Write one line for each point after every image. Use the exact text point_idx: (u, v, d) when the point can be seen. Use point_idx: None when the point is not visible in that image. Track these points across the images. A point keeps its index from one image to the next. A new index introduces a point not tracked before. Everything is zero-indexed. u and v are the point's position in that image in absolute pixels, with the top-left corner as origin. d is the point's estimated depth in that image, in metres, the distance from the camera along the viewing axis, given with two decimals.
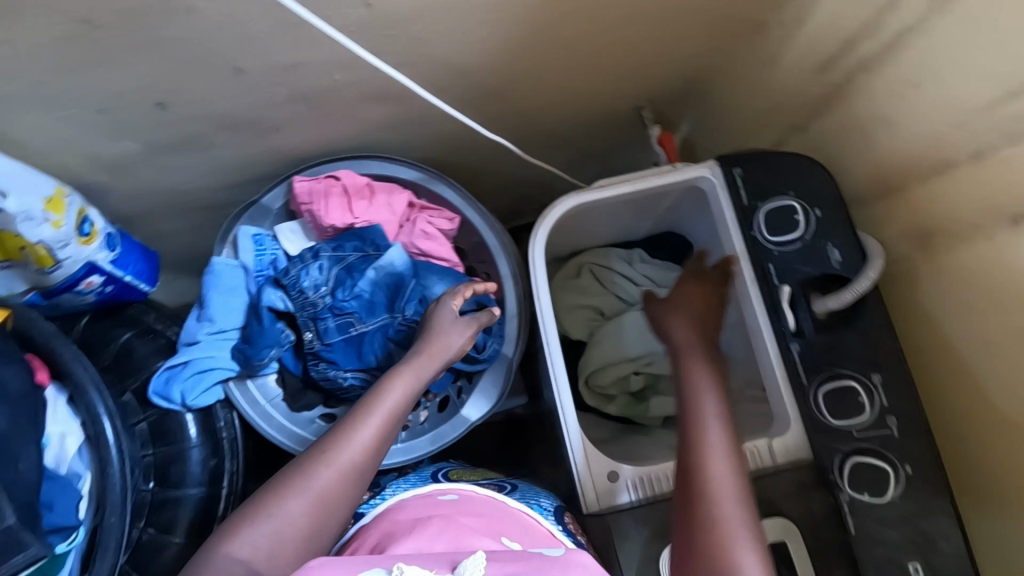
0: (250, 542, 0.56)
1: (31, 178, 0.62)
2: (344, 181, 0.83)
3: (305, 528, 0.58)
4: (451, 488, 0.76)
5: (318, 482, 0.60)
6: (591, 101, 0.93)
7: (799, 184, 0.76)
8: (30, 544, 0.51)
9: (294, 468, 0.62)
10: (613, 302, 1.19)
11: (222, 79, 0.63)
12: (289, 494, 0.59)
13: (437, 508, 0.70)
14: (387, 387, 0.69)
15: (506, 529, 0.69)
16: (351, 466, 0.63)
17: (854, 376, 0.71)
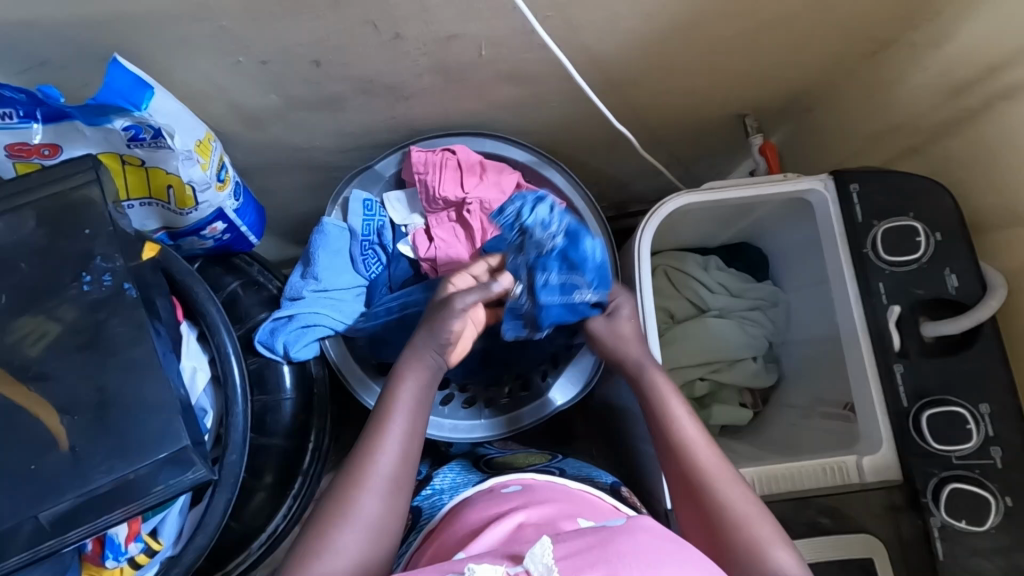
0: None
1: (189, 119, 0.63)
2: (459, 155, 0.84)
3: (364, 555, 0.57)
4: (513, 479, 0.68)
5: (365, 509, 0.59)
6: (701, 104, 0.93)
7: (921, 208, 0.77)
8: (199, 465, 0.48)
9: (332, 502, 0.60)
10: (685, 307, 1.17)
11: (382, 42, 0.65)
12: (339, 528, 0.58)
13: (505, 502, 0.63)
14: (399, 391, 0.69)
15: (582, 512, 0.62)
16: (386, 480, 0.62)
17: (960, 404, 0.72)
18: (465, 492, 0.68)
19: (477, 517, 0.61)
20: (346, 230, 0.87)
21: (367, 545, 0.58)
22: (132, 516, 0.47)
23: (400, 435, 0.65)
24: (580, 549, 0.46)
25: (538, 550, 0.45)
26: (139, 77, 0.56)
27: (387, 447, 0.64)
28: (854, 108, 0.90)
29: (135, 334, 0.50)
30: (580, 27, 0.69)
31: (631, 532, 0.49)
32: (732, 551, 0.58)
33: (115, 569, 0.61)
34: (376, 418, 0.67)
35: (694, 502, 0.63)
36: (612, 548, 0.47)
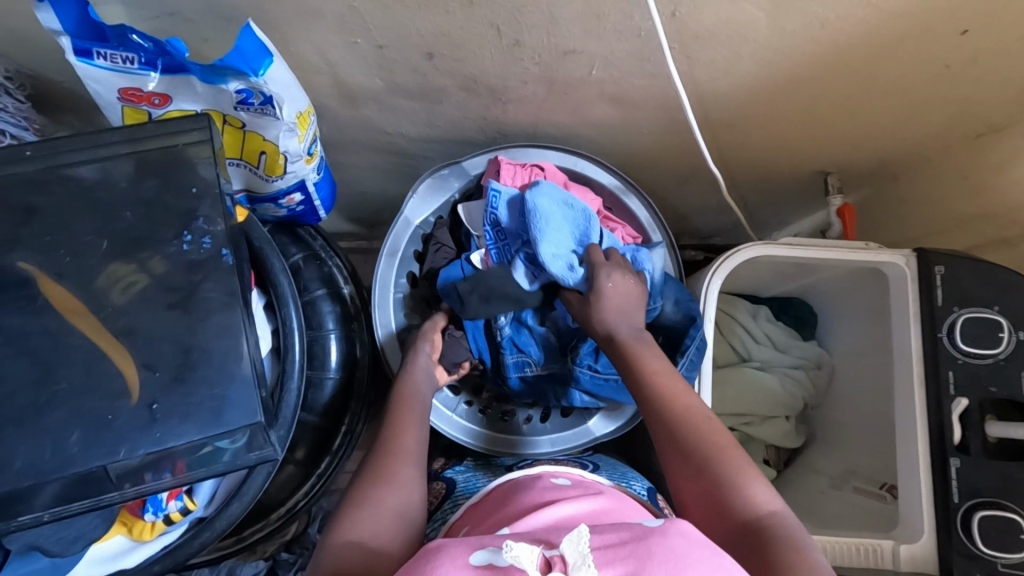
0: (369, 528, 0.55)
1: (298, 91, 0.62)
2: (547, 173, 0.83)
3: (405, 508, 0.59)
4: (561, 471, 0.69)
5: (404, 475, 0.62)
6: (789, 155, 0.92)
7: (1009, 302, 0.74)
8: (269, 446, 0.49)
9: (369, 469, 0.63)
10: (726, 353, 1.15)
11: (499, 45, 0.65)
12: (379, 487, 0.60)
13: (559, 491, 0.63)
14: (407, 392, 0.73)
15: (631, 512, 0.62)
16: (407, 452, 0.65)
17: (1017, 510, 0.70)
18: (510, 478, 0.68)
19: (528, 502, 0.60)
20: (422, 234, 0.86)
21: (400, 504, 0.59)
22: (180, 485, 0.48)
23: (417, 420, 0.70)
24: (614, 543, 0.45)
25: (574, 539, 0.44)
26: (264, 44, 0.56)
27: (409, 429, 0.68)
28: (946, 185, 0.89)
29: (226, 301, 0.50)
30: (695, 61, 0.69)
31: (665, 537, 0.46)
32: (725, 487, 0.57)
33: (148, 522, 0.62)
34: (400, 402, 0.72)
35: (692, 470, 0.60)
36: (645, 547, 0.45)
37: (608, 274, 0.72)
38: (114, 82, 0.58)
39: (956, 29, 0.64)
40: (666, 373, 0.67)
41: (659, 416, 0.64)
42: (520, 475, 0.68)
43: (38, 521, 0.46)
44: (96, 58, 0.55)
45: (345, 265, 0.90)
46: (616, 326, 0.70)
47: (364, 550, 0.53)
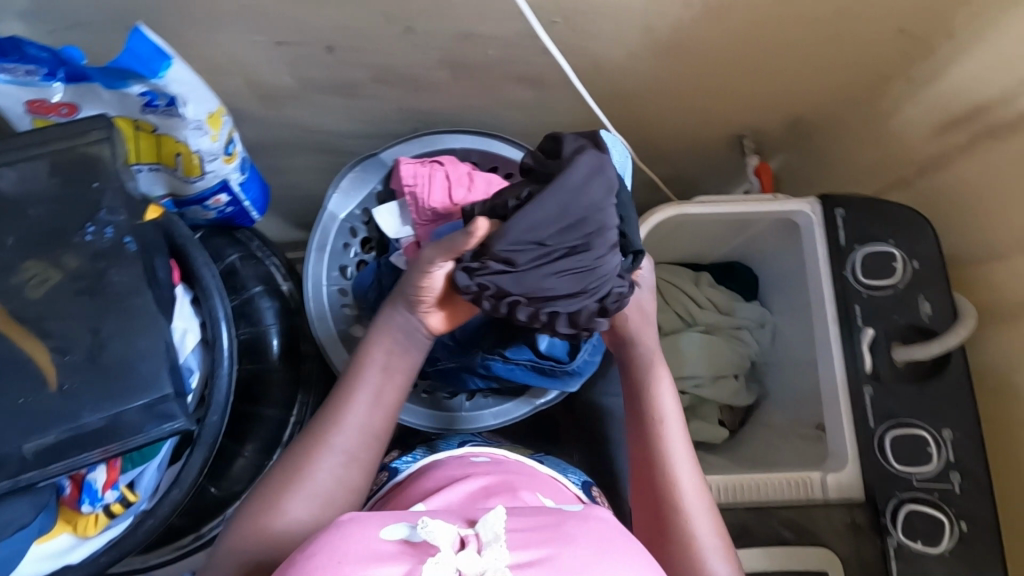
0: (261, 533, 0.58)
1: (205, 92, 0.65)
2: (447, 167, 0.86)
3: (314, 516, 0.61)
4: (484, 451, 0.77)
5: (318, 482, 0.62)
6: (703, 121, 0.96)
7: (903, 235, 0.79)
8: (179, 416, 0.50)
9: (291, 467, 0.64)
10: (672, 320, 1.18)
11: (393, 32, 0.68)
12: (291, 494, 0.61)
13: (473, 466, 0.72)
14: (367, 376, 0.69)
15: (541, 487, 0.71)
16: (341, 450, 0.65)
17: (923, 427, 0.74)
18: (436, 455, 0.77)
19: (447, 477, 0.70)
20: (348, 227, 0.90)
21: (312, 513, 0.61)
22: (107, 459, 0.50)
23: (357, 417, 0.67)
24: (535, 527, 0.49)
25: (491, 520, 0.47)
26: (158, 47, 0.59)
27: (343, 426, 0.66)
28: (853, 137, 0.93)
29: (136, 284, 0.53)
30: (586, 33, 0.72)
31: (586, 519, 0.50)
32: (680, 541, 0.65)
33: (90, 516, 0.64)
34: (345, 388, 0.69)
35: (660, 535, 0.66)
36: (566, 532, 0.48)
37: None
38: (19, 95, 0.61)
39: None
40: (675, 435, 0.72)
41: (649, 473, 0.70)
42: (442, 456, 0.76)
43: None
44: None
45: (284, 264, 0.93)
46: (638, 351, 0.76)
47: (266, 555, 0.57)
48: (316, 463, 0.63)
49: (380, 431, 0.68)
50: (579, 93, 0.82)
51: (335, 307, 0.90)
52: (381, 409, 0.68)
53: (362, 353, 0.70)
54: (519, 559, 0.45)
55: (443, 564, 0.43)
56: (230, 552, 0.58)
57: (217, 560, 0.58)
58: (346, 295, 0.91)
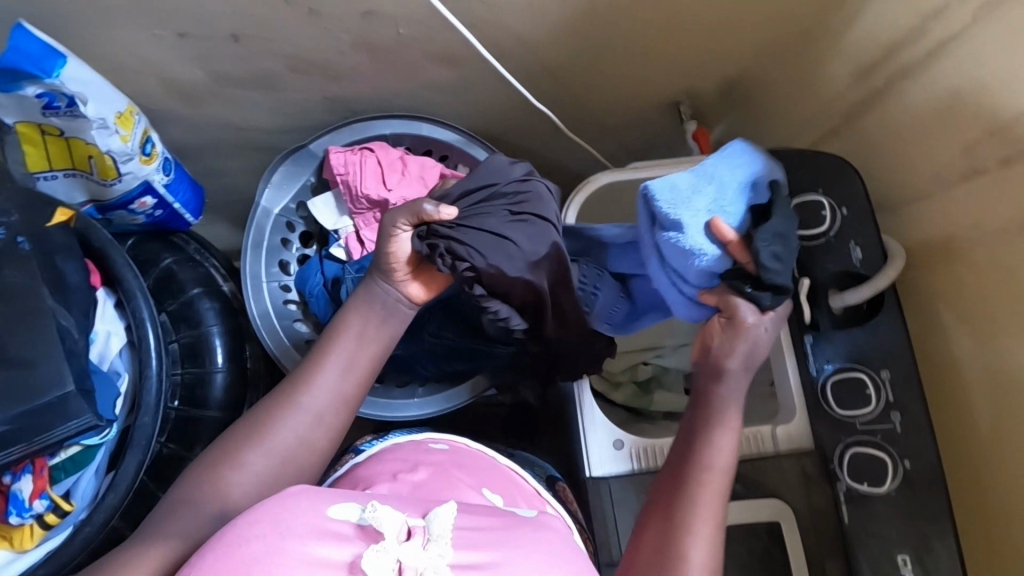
0: (218, 483, 0.56)
1: (109, 91, 0.66)
2: (377, 154, 0.86)
3: (271, 475, 0.58)
4: (443, 437, 0.76)
5: (280, 436, 0.59)
6: (633, 91, 0.96)
7: (830, 184, 0.79)
8: (83, 412, 0.53)
9: (257, 417, 0.60)
10: None
11: (296, 16, 0.68)
12: (253, 444, 0.58)
13: (430, 453, 0.71)
14: (345, 337, 0.65)
15: (491, 481, 0.70)
16: (308, 411, 0.61)
17: (862, 369, 0.74)
18: (398, 437, 0.75)
19: (404, 459, 0.69)
20: (285, 221, 0.89)
21: (267, 467, 0.58)
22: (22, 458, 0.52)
23: (329, 381, 0.62)
24: (485, 528, 0.47)
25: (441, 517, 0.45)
26: (49, 45, 0.60)
27: (314, 386, 0.62)
28: (784, 94, 0.93)
29: (26, 282, 0.56)
30: (495, 5, 0.72)
31: (539, 530, 0.49)
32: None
33: (24, 528, 0.63)
34: (322, 343, 0.65)
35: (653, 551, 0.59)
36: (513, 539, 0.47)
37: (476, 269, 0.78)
38: None
39: None
40: (720, 458, 0.63)
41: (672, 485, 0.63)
42: (402, 439, 0.74)
43: None
44: None
45: (223, 266, 0.92)
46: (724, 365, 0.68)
47: (216, 509, 0.54)
48: (279, 422, 0.59)
49: (353, 399, 0.64)
50: (495, 69, 0.82)
51: (278, 304, 0.88)
52: (354, 374, 0.64)
53: (339, 319, 0.66)
54: (463, 560, 0.44)
55: (386, 553, 0.42)
56: (174, 501, 0.55)
57: (164, 505, 0.55)
58: (289, 290, 0.90)
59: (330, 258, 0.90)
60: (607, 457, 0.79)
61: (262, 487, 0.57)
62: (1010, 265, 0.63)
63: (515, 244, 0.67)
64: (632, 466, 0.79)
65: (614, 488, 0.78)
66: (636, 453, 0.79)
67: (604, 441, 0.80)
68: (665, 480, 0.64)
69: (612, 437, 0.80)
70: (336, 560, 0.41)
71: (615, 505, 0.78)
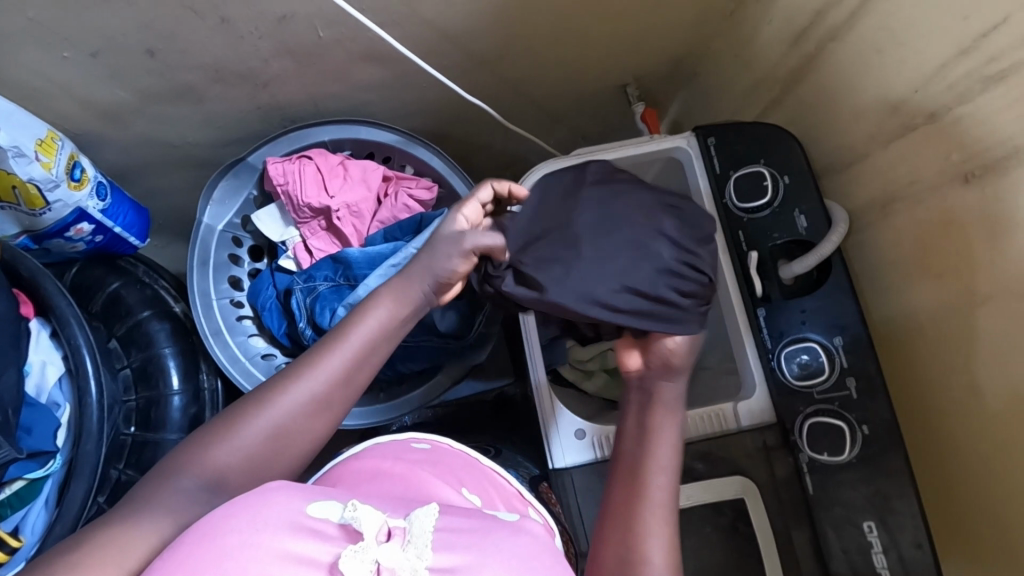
0: (208, 459, 0.53)
1: (27, 118, 0.67)
2: (316, 160, 0.85)
3: (264, 453, 0.55)
4: (426, 437, 0.76)
5: (280, 412, 0.56)
6: (574, 75, 0.95)
7: (771, 153, 0.79)
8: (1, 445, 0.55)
9: (261, 392, 0.57)
10: None
11: (209, 26, 0.66)
12: (247, 417, 0.56)
13: (406, 453, 0.71)
14: (363, 320, 0.63)
15: (470, 482, 0.70)
16: (311, 396, 0.58)
17: (815, 338, 0.74)
18: (377, 439, 0.75)
19: (378, 460, 0.69)
20: (230, 236, 0.88)
21: (265, 445, 0.55)
22: None
23: (342, 364, 0.60)
24: (464, 531, 0.47)
25: (422, 518, 0.45)
26: None
27: (325, 366, 0.59)
28: (727, 63, 0.93)
29: None
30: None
31: (516, 533, 0.48)
32: None
33: None
34: (339, 327, 0.63)
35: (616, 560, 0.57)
36: (491, 543, 0.45)
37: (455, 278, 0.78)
38: None
39: None
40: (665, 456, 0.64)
41: (626, 486, 0.62)
42: (384, 439, 0.75)
43: None
44: None
45: (174, 285, 0.91)
46: (673, 377, 0.68)
47: (197, 487, 0.51)
48: (282, 399, 0.57)
49: (365, 382, 0.62)
50: (423, 66, 0.82)
51: (231, 320, 0.87)
52: (367, 359, 0.62)
53: (364, 304, 0.65)
54: (440, 562, 0.43)
55: (364, 553, 0.41)
56: (157, 477, 0.52)
57: (148, 479, 0.52)
58: (242, 305, 0.90)
59: (281, 269, 0.90)
60: (570, 446, 0.79)
61: (252, 467, 0.54)
62: (947, 220, 0.63)
63: (685, 320, 0.68)
64: (596, 455, 0.78)
65: (580, 476, 0.78)
66: (599, 441, 0.78)
67: (567, 429, 0.79)
68: (620, 481, 0.64)
69: (573, 427, 0.79)
70: (315, 559, 0.40)
71: (582, 492, 0.77)
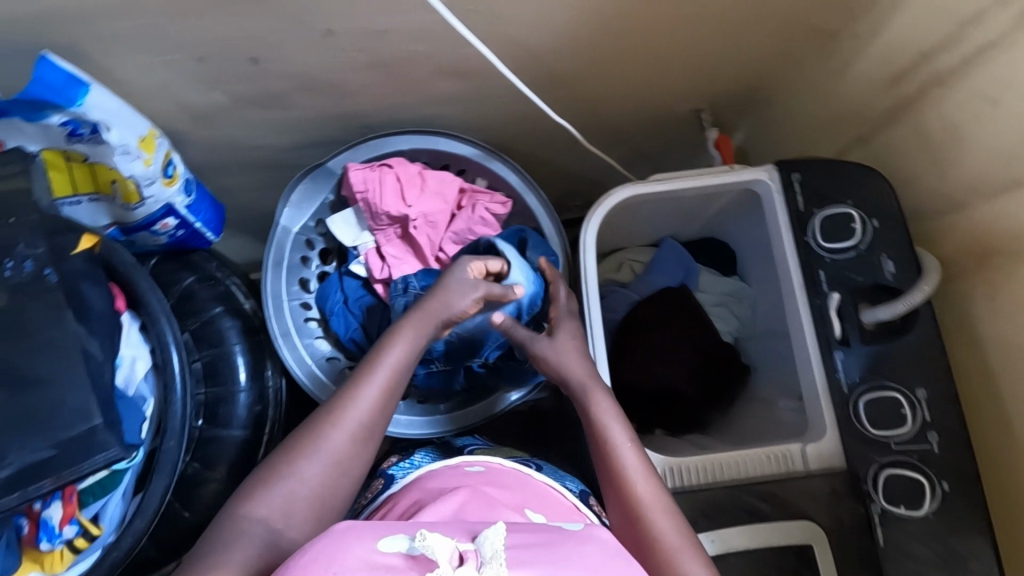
0: (267, 502, 0.57)
1: (132, 116, 0.66)
2: (396, 169, 0.86)
3: (322, 484, 0.59)
4: (477, 460, 0.76)
5: (330, 443, 0.61)
6: (653, 98, 0.94)
7: (860, 194, 0.77)
8: (113, 445, 0.55)
9: (304, 430, 0.62)
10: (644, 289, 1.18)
11: (314, 37, 0.66)
12: (299, 458, 0.60)
13: (464, 477, 0.71)
14: (392, 343, 0.68)
15: (531, 502, 0.70)
16: (359, 425, 0.62)
17: (897, 388, 0.72)
18: (430, 467, 0.75)
19: (436, 485, 0.69)
20: (304, 239, 0.90)
21: (325, 477, 0.59)
22: (61, 486, 0.54)
23: (380, 383, 0.65)
24: (530, 544, 0.47)
25: (490, 537, 0.44)
26: (71, 74, 0.59)
27: (366, 392, 0.64)
28: (807, 96, 0.91)
29: (54, 312, 0.57)
30: (509, 20, 0.70)
31: (583, 542, 0.48)
32: (649, 551, 0.60)
33: (55, 553, 0.64)
34: (368, 361, 0.67)
35: (629, 523, 0.63)
36: (560, 552, 0.46)
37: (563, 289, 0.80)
38: None
39: None
40: (618, 430, 0.68)
41: (605, 467, 0.67)
42: (437, 466, 0.75)
43: None
44: None
45: (245, 283, 0.92)
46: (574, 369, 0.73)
47: (264, 530, 0.55)
48: (329, 433, 0.61)
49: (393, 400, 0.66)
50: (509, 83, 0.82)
51: (299, 322, 0.89)
52: (399, 378, 0.67)
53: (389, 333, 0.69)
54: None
55: None
56: (229, 529, 0.55)
57: (216, 530, 0.56)
58: (310, 307, 0.91)
59: (350, 274, 0.92)
60: None
61: (313, 500, 0.58)
62: None
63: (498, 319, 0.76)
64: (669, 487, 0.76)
65: None
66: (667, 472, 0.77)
67: None
68: (598, 465, 0.68)
69: None
70: None
71: None
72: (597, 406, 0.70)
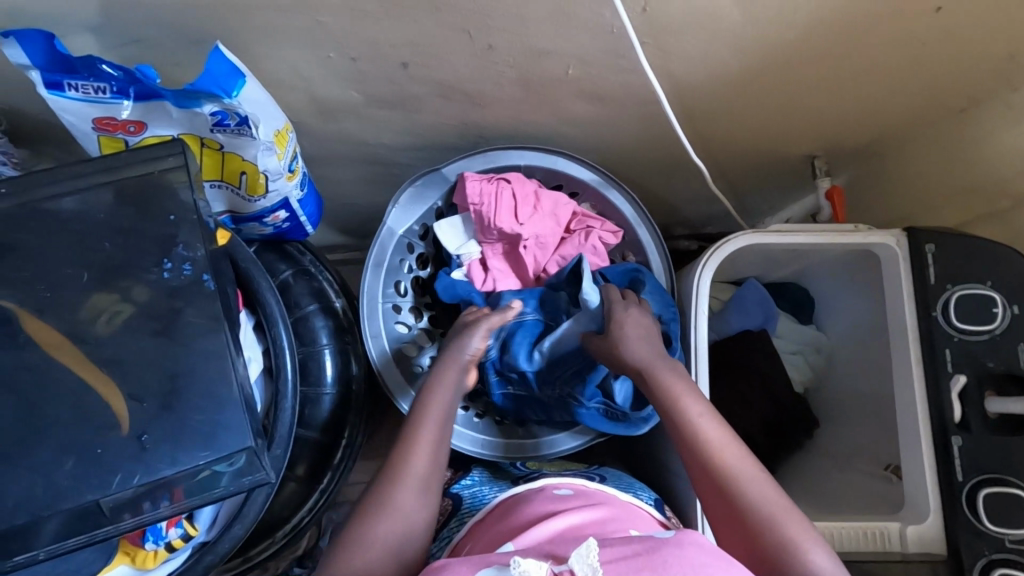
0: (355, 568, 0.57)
1: (273, 108, 0.63)
2: (513, 185, 0.83)
3: (399, 543, 0.60)
4: (564, 482, 0.71)
5: (398, 502, 0.62)
6: (776, 142, 0.90)
7: (1000, 276, 0.74)
8: (263, 469, 0.55)
9: (371, 495, 0.63)
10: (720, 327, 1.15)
11: (473, 49, 0.64)
12: (372, 522, 0.61)
13: (558, 501, 0.65)
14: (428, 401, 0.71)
15: (634, 521, 0.64)
16: (420, 478, 0.65)
17: (1019, 485, 0.70)
18: (514, 490, 0.70)
19: (530, 514, 0.64)
20: (406, 242, 0.86)
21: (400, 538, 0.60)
22: (176, 513, 0.54)
23: (432, 435, 0.68)
24: (626, 556, 0.46)
25: (582, 551, 0.44)
26: (234, 65, 0.57)
27: (418, 450, 0.67)
28: None
29: (207, 324, 0.56)
30: (669, 54, 0.67)
31: (681, 545, 0.47)
32: (750, 517, 0.59)
33: (151, 551, 0.62)
34: (413, 419, 0.69)
35: (721, 498, 0.61)
36: (659, 558, 0.46)
37: (623, 308, 0.75)
38: (89, 112, 0.60)
39: (929, 6, 0.63)
40: (692, 402, 0.66)
41: (686, 445, 0.65)
42: (524, 491, 0.70)
43: (34, 559, 0.51)
44: (67, 90, 0.58)
45: (337, 280, 0.89)
46: (644, 354, 0.71)
47: None
48: (396, 494, 0.63)
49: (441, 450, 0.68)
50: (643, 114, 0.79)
51: (390, 324, 0.86)
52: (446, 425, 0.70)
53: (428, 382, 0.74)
54: None
55: None
56: None
57: None
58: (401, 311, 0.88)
59: None
60: None
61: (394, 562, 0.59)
62: None
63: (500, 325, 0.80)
64: None
65: None
66: None
67: None
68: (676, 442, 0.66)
69: None
70: None
71: None
72: (674, 380, 0.68)
